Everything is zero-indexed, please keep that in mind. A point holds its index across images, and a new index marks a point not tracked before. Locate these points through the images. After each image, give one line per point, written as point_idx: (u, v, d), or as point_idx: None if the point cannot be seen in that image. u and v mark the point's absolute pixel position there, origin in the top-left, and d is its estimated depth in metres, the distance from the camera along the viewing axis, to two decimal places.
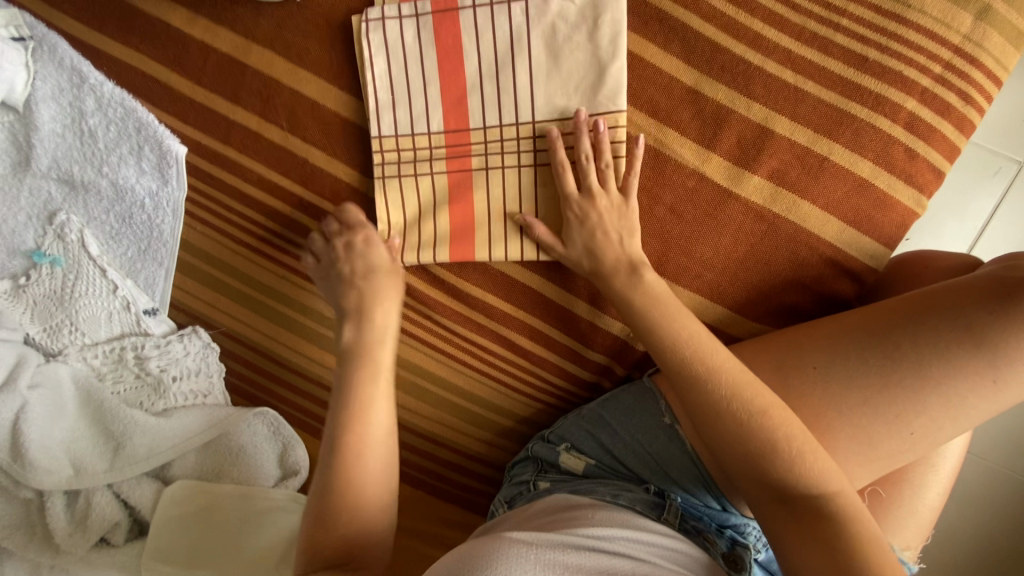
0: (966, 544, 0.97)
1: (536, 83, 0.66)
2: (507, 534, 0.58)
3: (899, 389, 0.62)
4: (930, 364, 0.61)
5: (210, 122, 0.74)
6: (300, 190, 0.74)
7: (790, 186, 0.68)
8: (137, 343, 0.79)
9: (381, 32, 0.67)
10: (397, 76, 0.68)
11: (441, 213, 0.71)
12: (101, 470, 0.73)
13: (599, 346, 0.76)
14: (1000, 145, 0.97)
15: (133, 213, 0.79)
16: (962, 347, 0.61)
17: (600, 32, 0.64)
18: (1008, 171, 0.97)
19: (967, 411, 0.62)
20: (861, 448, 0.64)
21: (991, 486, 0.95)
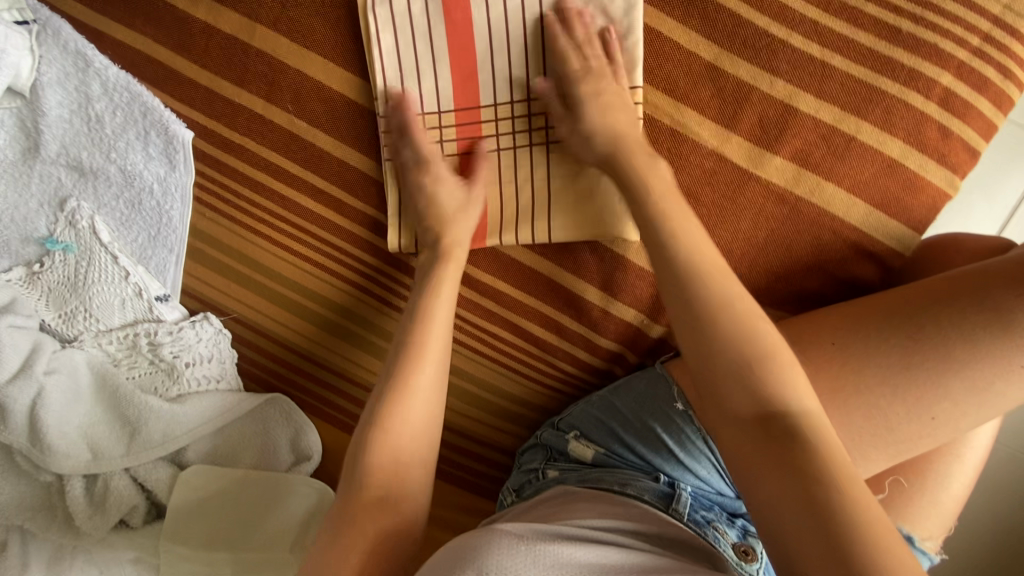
0: (985, 533, 0.96)
1: (548, 59, 0.64)
2: (498, 526, 0.58)
3: (922, 371, 0.60)
4: (955, 347, 0.59)
5: (216, 106, 0.72)
6: (308, 174, 0.73)
7: (814, 167, 0.65)
8: (151, 329, 0.79)
9: (388, 6, 0.64)
10: (405, 54, 0.66)
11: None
12: (117, 455, 0.74)
13: (611, 333, 0.75)
14: None
15: (142, 199, 0.78)
16: (988, 331, 0.58)
17: (612, 3, 0.61)
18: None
19: (995, 395, 0.60)
20: (881, 436, 0.63)
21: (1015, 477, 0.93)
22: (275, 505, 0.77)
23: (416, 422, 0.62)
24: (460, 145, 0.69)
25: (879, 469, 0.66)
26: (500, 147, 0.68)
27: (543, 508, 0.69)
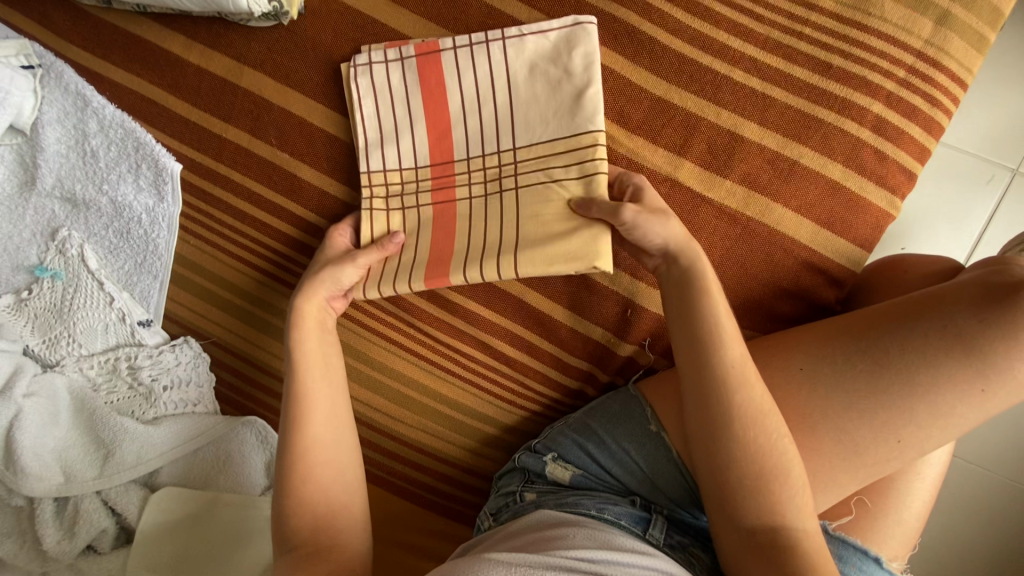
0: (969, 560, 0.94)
1: (515, 111, 0.69)
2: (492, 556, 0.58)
3: (888, 396, 0.58)
4: (920, 372, 0.57)
5: (203, 140, 0.77)
6: (287, 202, 0.77)
7: (762, 190, 0.69)
8: (131, 353, 0.81)
9: (368, 74, 0.71)
10: (383, 115, 0.71)
11: (425, 230, 0.72)
12: (90, 477, 0.75)
13: (581, 351, 0.77)
14: (993, 153, 0.99)
15: (131, 228, 0.82)
16: (951, 356, 0.56)
17: (573, 62, 0.67)
18: (1002, 178, 0.99)
19: (956, 420, 0.57)
20: (848, 459, 0.60)
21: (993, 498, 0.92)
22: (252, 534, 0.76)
23: (325, 451, 0.69)
24: (435, 196, 0.72)
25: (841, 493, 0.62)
26: (473, 195, 0.71)
27: (530, 528, 0.68)
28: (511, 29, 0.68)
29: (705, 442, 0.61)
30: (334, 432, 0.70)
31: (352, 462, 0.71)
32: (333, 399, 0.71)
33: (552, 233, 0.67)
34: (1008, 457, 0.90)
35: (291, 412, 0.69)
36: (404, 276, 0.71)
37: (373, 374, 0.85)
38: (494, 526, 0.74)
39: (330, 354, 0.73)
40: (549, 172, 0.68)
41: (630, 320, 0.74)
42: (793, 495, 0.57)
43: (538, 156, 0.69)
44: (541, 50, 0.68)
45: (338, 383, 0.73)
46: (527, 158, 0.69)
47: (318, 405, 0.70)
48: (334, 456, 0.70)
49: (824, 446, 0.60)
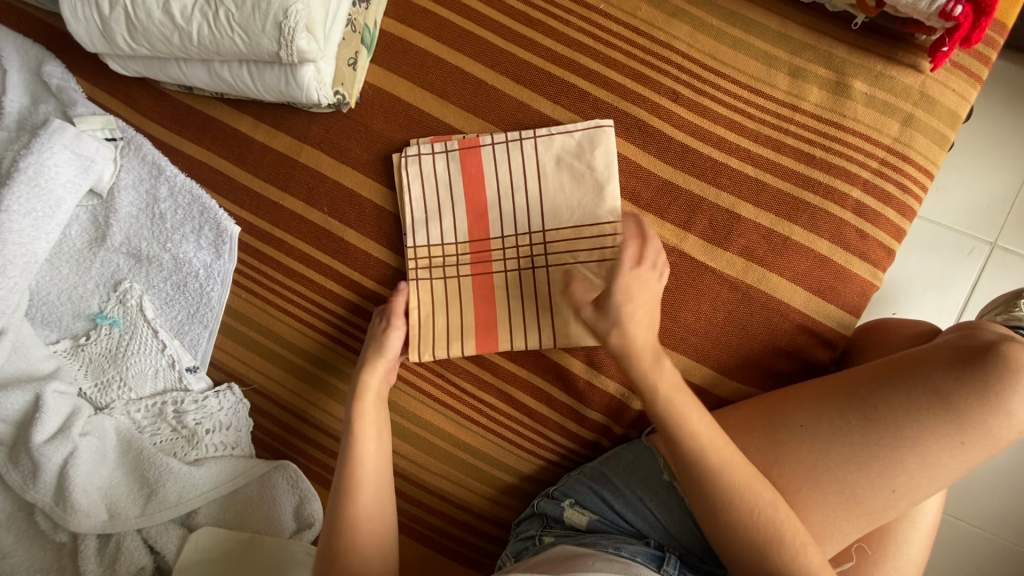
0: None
1: (545, 198, 0.80)
2: None
3: (878, 448, 0.64)
4: (905, 426, 0.63)
5: (263, 207, 0.87)
6: (333, 262, 0.85)
7: (759, 262, 0.78)
8: (178, 397, 0.87)
9: (418, 165, 0.81)
10: (428, 197, 0.82)
11: (467, 295, 0.82)
12: (132, 516, 0.79)
13: (596, 404, 0.83)
14: (971, 228, 1.10)
15: (188, 281, 0.90)
16: (932, 411, 0.62)
17: (595, 160, 0.79)
18: (981, 251, 1.09)
19: (940, 470, 0.63)
20: (845, 507, 0.65)
21: (973, 546, 0.98)
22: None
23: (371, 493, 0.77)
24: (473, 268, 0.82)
25: (844, 540, 0.67)
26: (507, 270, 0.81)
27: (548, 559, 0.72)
28: (542, 129, 0.80)
29: (715, 490, 0.66)
30: (377, 474, 0.79)
31: (387, 501, 0.80)
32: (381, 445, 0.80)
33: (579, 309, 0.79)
34: (982, 505, 0.98)
35: (348, 456, 0.78)
36: (456, 341, 0.82)
37: (400, 421, 0.90)
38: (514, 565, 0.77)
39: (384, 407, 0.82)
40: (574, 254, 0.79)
41: None
42: (791, 537, 0.63)
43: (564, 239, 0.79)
44: (568, 146, 0.79)
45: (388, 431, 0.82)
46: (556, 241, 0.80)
47: (369, 449, 0.79)
48: (376, 495, 0.78)
49: (823, 494, 0.65)
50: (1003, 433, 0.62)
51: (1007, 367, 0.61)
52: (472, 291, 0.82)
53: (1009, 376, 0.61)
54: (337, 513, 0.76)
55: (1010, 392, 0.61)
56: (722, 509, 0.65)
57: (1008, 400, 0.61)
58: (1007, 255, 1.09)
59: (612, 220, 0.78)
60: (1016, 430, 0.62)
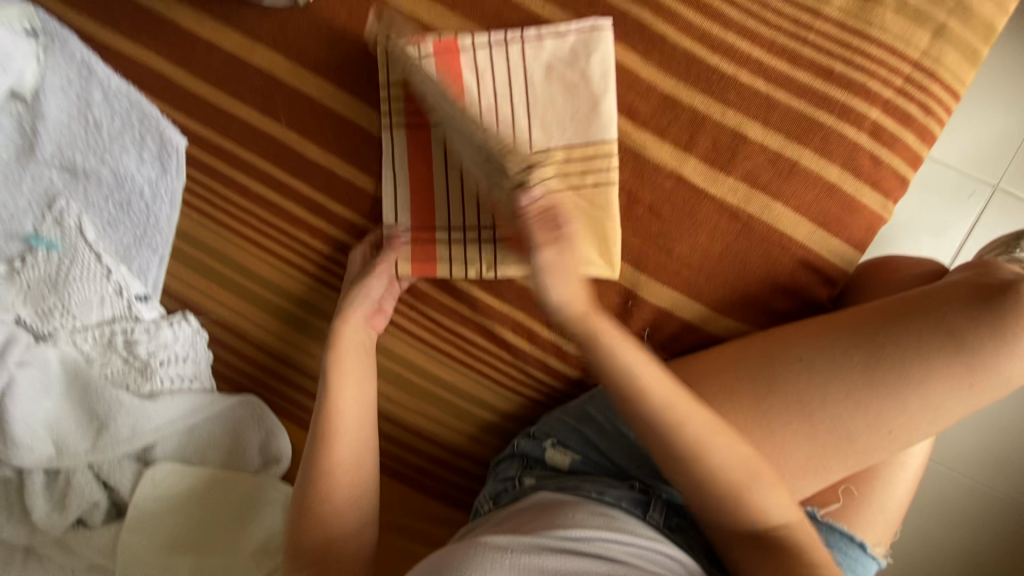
0: (934, 555, 1.00)
1: (533, 112, 0.71)
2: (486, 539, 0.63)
3: (882, 388, 0.60)
4: (913, 365, 0.60)
5: (212, 116, 0.77)
6: (295, 181, 0.76)
7: (763, 189, 0.72)
8: (127, 326, 0.80)
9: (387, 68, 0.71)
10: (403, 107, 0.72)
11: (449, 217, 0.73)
12: (82, 450, 0.75)
13: (580, 340, 0.78)
14: (976, 169, 1.04)
15: (132, 200, 0.81)
16: (942, 351, 0.59)
17: (591, 70, 0.69)
18: (982, 193, 1.04)
19: (942, 412, 0.60)
20: (837, 447, 0.62)
21: (962, 495, 0.97)
22: (249, 518, 0.78)
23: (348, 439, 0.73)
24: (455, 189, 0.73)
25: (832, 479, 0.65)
26: None
27: (537, 506, 0.71)
28: (531, 30, 0.70)
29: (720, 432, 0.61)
30: (359, 419, 0.73)
31: (371, 446, 0.74)
32: (362, 391, 0.75)
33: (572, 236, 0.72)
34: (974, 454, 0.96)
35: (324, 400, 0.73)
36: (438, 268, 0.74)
37: None
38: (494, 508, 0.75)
39: (366, 355, 0.76)
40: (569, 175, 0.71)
41: (630, 310, 0.76)
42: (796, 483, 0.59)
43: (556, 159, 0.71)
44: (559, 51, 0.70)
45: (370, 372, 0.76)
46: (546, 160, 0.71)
47: (346, 395, 0.73)
48: (356, 437, 0.73)
49: (818, 435, 0.63)
50: (1012, 376, 0.59)
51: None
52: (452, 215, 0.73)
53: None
54: (313, 459, 0.71)
55: None
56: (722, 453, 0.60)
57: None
58: (1007, 199, 1.03)
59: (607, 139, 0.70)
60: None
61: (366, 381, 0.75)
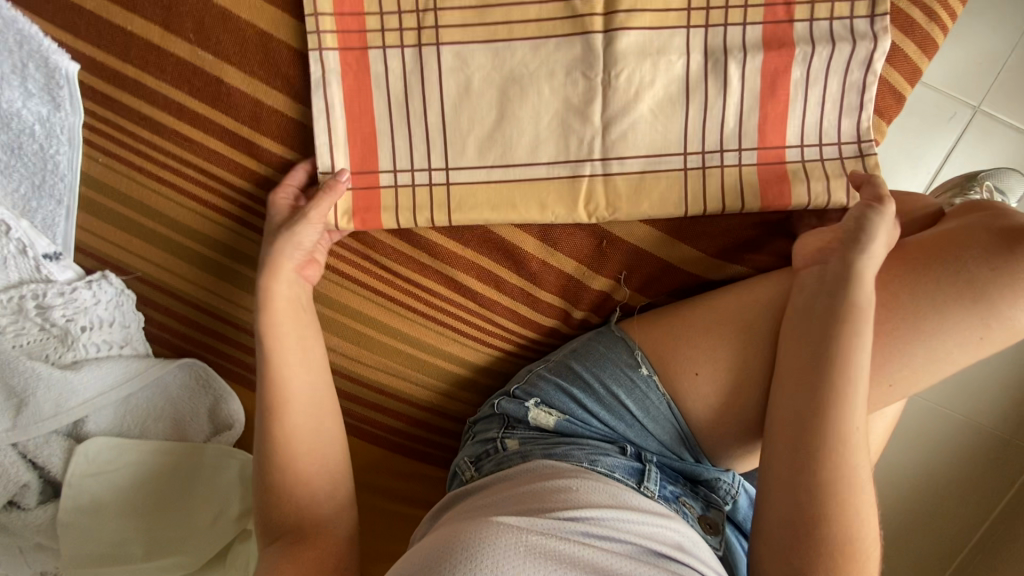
0: (889, 474, 1.06)
1: (495, 30, 0.61)
2: (497, 521, 0.54)
3: (890, 342, 0.57)
4: (927, 319, 0.56)
5: (105, 36, 0.63)
6: (216, 116, 0.65)
7: (752, 110, 0.63)
8: (38, 290, 0.70)
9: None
10: (340, 23, 0.62)
11: (398, 154, 0.65)
12: (2, 429, 0.68)
13: (554, 288, 0.72)
14: (958, 90, 0.98)
15: (22, 142, 0.69)
16: (960, 306, 0.55)
17: None
18: (964, 115, 0.98)
19: (950, 364, 0.57)
20: None
21: (922, 417, 1.02)
22: (207, 498, 0.74)
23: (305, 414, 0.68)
24: (409, 123, 0.65)
25: None
26: (446, 123, 0.64)
27: (533, 475, 0.64)
28: None
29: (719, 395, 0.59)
30: (313, 391, 0.69)
31: (335, 417, 0.71)
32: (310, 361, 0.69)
33: (543, 174, 0.65)
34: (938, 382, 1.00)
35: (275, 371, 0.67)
36: (389, 214, 0.66)
37: (327, 312, 0.77)
38: (477, 477, 0.70)
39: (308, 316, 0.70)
40: (536, 107, 0.64)
41: (608, 254, 0.69)
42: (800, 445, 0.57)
43: (523, 85, 0.63)
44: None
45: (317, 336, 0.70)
46: (513, 87, 0.63)
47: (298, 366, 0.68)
48: (312, 412, 0.68)
49: None
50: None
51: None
52: (406, 153, 0.65)
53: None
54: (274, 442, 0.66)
55: None
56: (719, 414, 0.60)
57: None
58: (988, 121, 0.98)
59: (573, 61, 0.62)
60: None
61: (311, 342, 0.70)
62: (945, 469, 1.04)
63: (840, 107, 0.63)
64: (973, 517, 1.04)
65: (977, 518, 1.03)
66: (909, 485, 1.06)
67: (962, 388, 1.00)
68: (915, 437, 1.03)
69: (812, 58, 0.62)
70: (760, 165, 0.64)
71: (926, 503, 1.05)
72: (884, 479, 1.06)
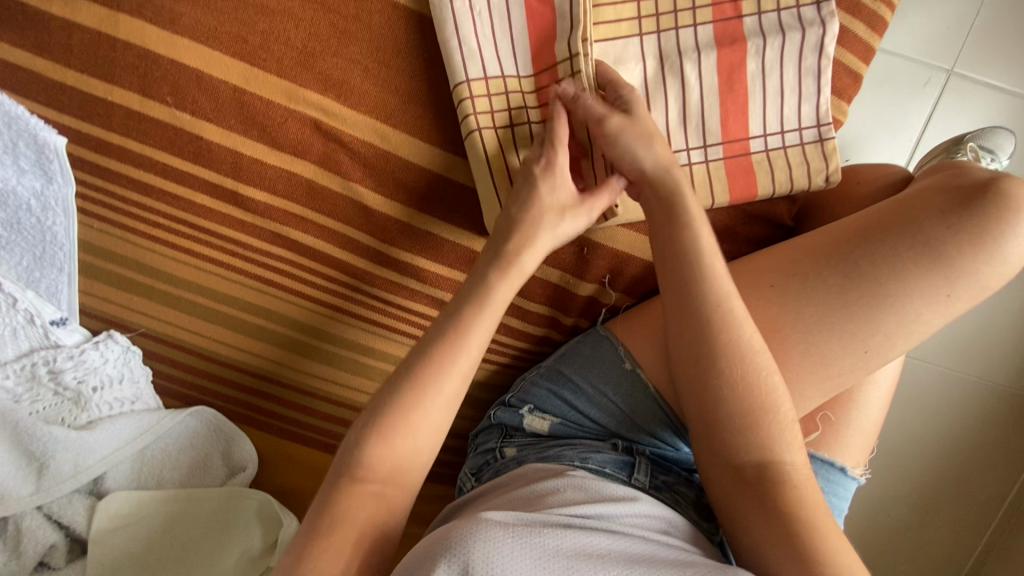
0: (907, 442, 1.05)
1: None
2: (485, 517, 0.53)
3: (859, 309, 0.57)
4: (890, 283, 0.57)
5: (88, 107, 0.66)
6: (198, 170, 0.68)
7: (708, 104, 0.65)
8: (48, 356, 0.73)
9: (281, 25, 0.63)
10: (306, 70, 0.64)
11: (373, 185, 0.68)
12: (26, 494, 0.71)
13: (538, 296, 0.73)
14: (930, 56, 0.99)
15: (21, 217, 0.72)
16: (924, 265, 0.56)
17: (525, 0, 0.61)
18: (938, 80, 0.99)
19: (921, 325, 0.58)
20: (816, 372, 0.60)
21: (932, 381, 1.02)
22: (224, 537, 0.76)
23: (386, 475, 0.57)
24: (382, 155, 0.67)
25: (812, 406, 0.63)
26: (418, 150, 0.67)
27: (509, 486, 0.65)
28: None
29: (691, 381, 0.62)
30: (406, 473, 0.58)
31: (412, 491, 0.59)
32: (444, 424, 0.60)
33: None
34: (943, 343, 1.00)
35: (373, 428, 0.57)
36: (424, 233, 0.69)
37: (322, 345, 0.79)
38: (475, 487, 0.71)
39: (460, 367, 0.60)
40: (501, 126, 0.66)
41: (588, 258, 0.71)
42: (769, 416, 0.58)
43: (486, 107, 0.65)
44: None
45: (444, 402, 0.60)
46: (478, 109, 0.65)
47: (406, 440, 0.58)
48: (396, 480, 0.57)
49: (794, 361, 0.60)
50: (992, 281, 0.56)
51: (1005, 204, 0.54)
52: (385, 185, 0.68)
53: (1007, 214, 0.54)
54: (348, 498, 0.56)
55: (1005, 235, 0.55)
56: (699, 399, 0.61)
57: (1001, 245, 0.55)
58: (963, 83, 0.99)
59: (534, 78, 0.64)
60: (1007, 276, 0.56)
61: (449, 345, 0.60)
62: (959, 429, 1.03)
63: (798, 93, 0.65)
64: (995, 476, 1.04)
65: (998, 477, 1.03)
66: (929, 451, 1.05)
67: (970, 348, 0.99)
68: (930, 402, 1.02)
69: (766, 50, 0.63)
70: (726, 159, 0.66)
71: (948, 468, 1.05)
72: (902, 447, 1.05)
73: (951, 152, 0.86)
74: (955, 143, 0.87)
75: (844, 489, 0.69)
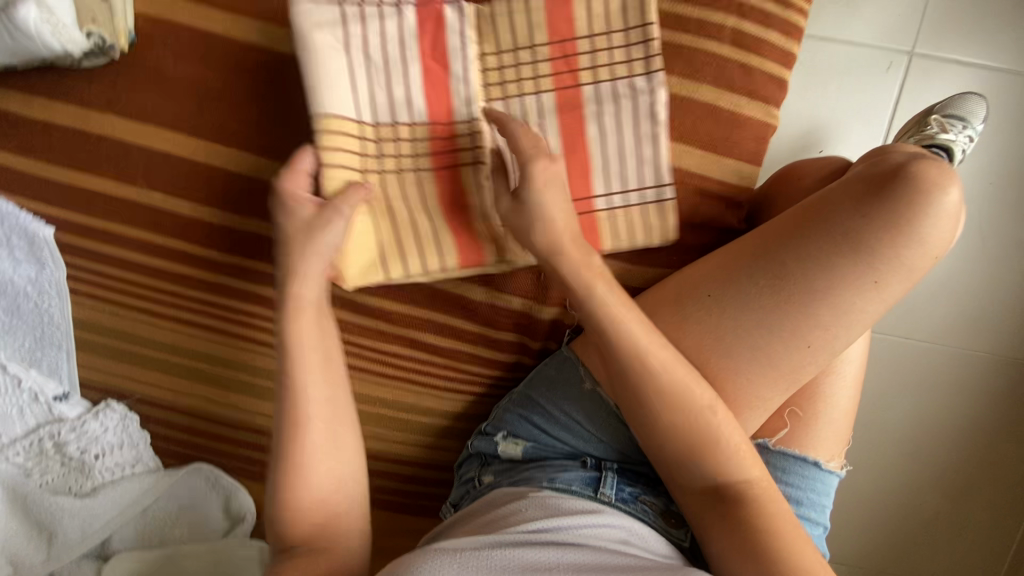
0: (913, 425, 1.03)
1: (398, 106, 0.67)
2: (434, 546, 0.57)
3: (794, 306, 0.59)
4: (817, 278, 0.58)
5: (71, 197, 0.72)
6: (173, 243, 0.74)
7: (639, 126, 0.68)
8: (53, 429, 0.78)
9: (234, 104, 0.69)
10: (263, 141, 0.70)
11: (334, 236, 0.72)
12: (39, 560, 0.76)
13: (503, 324, 0.76)
14: (888, 39, 0.97)
15: (20, 303, 0.77)
16: (844, 256, 0.57)
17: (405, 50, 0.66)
18: (900, 63, 0.98)
19: (858, 316, 0.59)
20: (770, 372, 0.61)
21: (927, 360, 1.01)
22: None
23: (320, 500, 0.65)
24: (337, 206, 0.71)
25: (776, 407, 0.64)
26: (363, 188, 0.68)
27: (480, 509, 0.68)
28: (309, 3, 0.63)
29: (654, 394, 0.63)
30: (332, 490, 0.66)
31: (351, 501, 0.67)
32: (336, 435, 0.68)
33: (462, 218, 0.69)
34: (928, 323, 1.00)
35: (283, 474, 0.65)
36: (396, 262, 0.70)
37: None
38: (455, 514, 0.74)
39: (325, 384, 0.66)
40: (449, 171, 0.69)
41: (546, 283, 0.73)
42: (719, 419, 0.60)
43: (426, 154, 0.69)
44: (369, 34, 0.65)
45: (330, 417, 0.66)
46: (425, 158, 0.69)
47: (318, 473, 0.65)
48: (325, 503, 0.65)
49: (750, 367, 0.61)
50: (918, 262, 0.57)
51: (916, 188, 0.55)
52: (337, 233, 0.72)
53: (916, 196, 0.55)
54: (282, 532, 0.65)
55: (921, 219, 0.56)
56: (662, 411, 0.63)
57: (920, 229, 0.56)
58: (926, 62, 0.98)
59: (471, 129, 0.68)
60: (931, 257, 0.57)
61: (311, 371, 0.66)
62: (961, 406, 1.02)
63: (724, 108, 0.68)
64: (1006, 448, 1.02)
65: (1004, 453, 1.02)
66: (935, 431, 1.03)
67: (961, 322, 0.99)
68: (927, 381, 1.01)
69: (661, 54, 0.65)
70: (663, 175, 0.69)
71: (959, 445, 1.03)
72: (904, 432, 1.04)
73: (920, 125, 0.88)
74: (925, 116, 0.88)
75: (824, 485, 0.70)
